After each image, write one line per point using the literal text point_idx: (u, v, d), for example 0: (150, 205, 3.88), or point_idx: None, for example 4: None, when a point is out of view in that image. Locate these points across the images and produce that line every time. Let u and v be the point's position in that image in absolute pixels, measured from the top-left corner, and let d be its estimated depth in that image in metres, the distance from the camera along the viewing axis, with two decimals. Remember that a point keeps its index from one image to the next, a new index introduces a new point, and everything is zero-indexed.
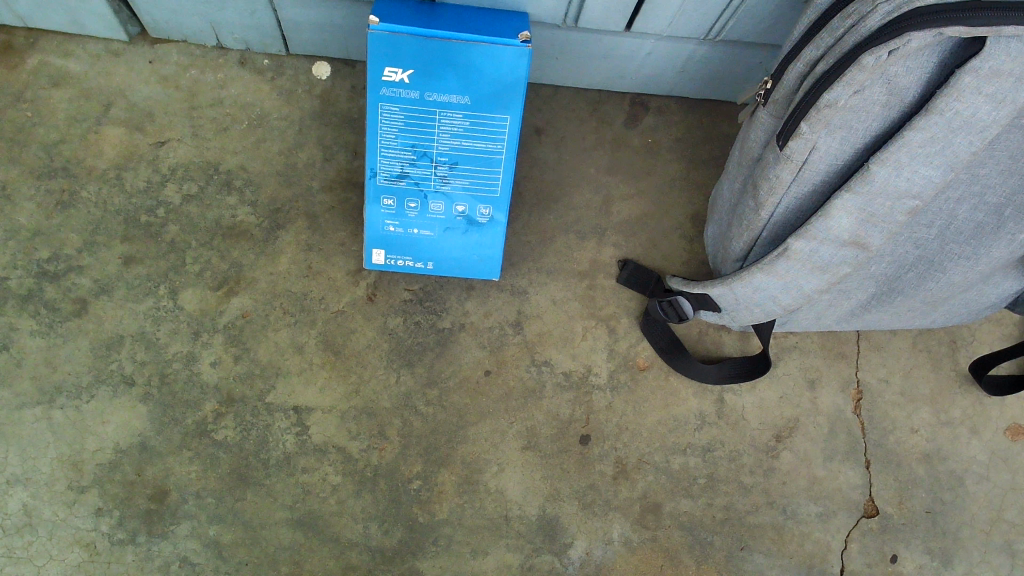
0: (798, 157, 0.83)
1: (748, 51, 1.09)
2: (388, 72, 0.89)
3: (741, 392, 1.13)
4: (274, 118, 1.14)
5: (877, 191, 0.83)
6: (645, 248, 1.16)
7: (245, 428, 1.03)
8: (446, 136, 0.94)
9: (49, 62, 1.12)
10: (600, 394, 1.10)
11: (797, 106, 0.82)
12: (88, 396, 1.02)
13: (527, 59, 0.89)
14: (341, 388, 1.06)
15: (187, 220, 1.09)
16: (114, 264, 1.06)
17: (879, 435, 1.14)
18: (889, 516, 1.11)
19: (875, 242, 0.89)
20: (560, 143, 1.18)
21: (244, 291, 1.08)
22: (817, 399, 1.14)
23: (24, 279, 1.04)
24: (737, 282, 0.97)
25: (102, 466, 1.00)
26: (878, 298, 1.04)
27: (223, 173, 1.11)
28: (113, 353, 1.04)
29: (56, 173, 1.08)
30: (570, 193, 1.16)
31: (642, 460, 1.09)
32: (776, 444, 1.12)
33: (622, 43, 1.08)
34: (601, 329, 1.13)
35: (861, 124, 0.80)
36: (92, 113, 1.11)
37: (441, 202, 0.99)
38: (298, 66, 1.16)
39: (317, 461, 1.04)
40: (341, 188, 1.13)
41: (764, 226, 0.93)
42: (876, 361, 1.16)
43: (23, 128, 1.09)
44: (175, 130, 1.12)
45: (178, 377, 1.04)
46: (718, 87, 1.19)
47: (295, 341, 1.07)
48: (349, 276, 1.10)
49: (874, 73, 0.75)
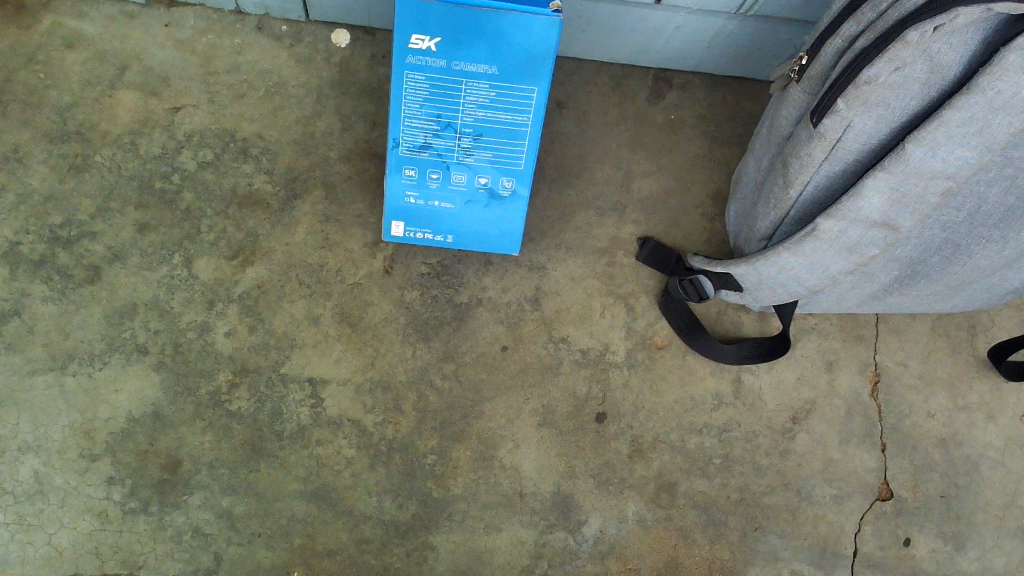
0: (832, 134, 0.81)
1: (778, 28, 1.07)
2: (415, 39, 0.87)
3: (758, 372, 1.12)
4: (292, 85, 1.12)
5: (911, 171, 0.81)
6: (666, 226, 1.15)
7: (259, 400, 1.02)
8: (471, 106, 0.93)
9: (64, 23, 1.10)
10: (617, 372, 1.10)
11: (834, 82, 0.81)
12: (101, 364, 1.01)
13: (558, 29, 0.87)
14: (357, 360, 1.05)
15: (202, 188, 1.07)
16: (128, 230, 1.05)
17: (896, 419, 1.13)
18: (903, 500, 1.11)
19: (905, 223, 0.88)
20: (582, 117, 1.16)
21: (260, 261, 1.06)
22: (834, 381, 1.14)
23: (36, 244, 1.03)
24: (762, 261, 0.96)
25: (115, 435, 0.99)
26: (901, 281, 1.03)
27: (240, 141, 1.09)
28: (126, 321, 1.02)
29: (69, 137, 1.06)
30: (591, 168, 1.15)
31: (657, 439, 1.08)
32: (793, 426, 1.11)
33: (651, 16, 1.07)
34: (619, 307, 1.12)
35: (900, 102, 0.79)
36: (106, 76, 1.09)
37: (464, 174, 0.98)
38: (318, 33, 1.14)
39: (331, 434, 1.03)
40: (360, 158, 1.11)
41: (792, 205, 0.92)
42: (895, 345, 1.16)
43: (36, 91, 1.07)
44: (191, 96, 1.10)
45: (192, 347, 1.03)
46: (745, 64, 1.17)
47: (311, 312, 1.06)
48: (366, 248, 1.08)
49: (917, 49, 0.73)
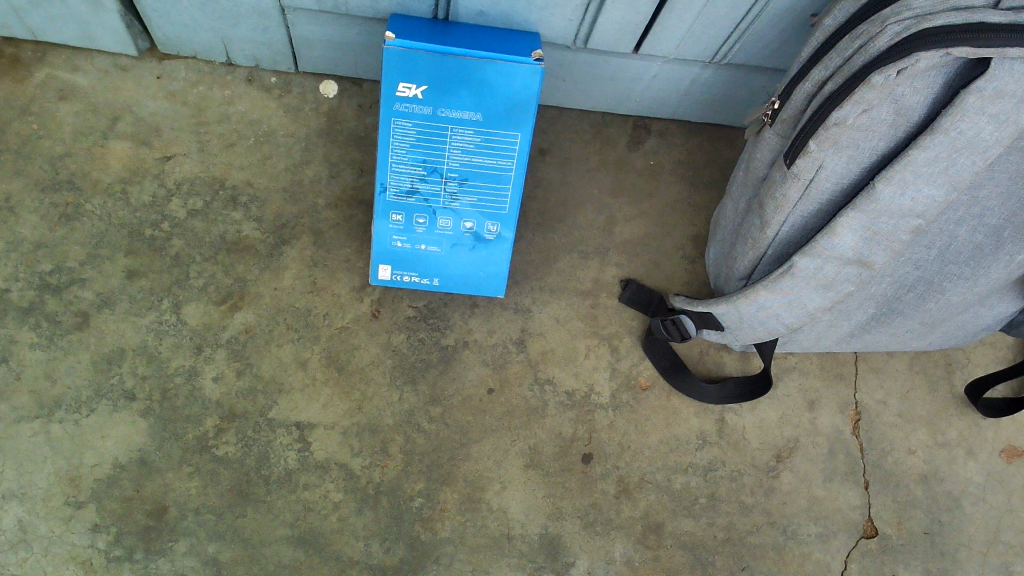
0: (805, 175, 0.84)
1: (752, 74, 1.11)
2: (402, 87, 0.90)
3: (741, 412, 1.14)
4: (281, 134, 1.15)
5: (882, 210, 0.84)
6: (647, 269, 1.18)
7: (246, 444, 1.02)
8: (457, 151, 0.96)
9: (57, 76, 1.12)
10: (602, 413, 1.11)
11: (805, 125, 0.84)
12: (88, 410, 1.01)
13: (540, 77, 0.91)
14: (344, 404, 1.06)
15: (192, 235, 1.09)
16: (118, 277, 1.06)
17: (878, 456, 1.15)
18: (888, 537, 1.12)
19: (878, 260, 0.91)
20: (564, 164, 1.19)
21: (248, 306, 1.07)
22: (817, 419, 1.15)
23: (25, 291, 1.03)
24: (742, 300, 0.98)
25: (101, 481, 0.99)
26: (877, 319, 1.05)
27: (230, 189, 1.11)
28: (114, 367, 1.03)
29: (61, 186, 1.08)
30: (574, 213, 1.18)
31: (643, 479, 1.09)
32: (777, 464, 1.13)
33: (629, 66, 1.10)
34: (603, 348, 1.13)
35: (868, 143, 0.82)
36: (98, 127, 1.11)
37: (450, 218, 1.00)
38: (306, 85, 1.18)
39: (318, 478, 1.03)
40: (347, 205, 1.14)
41: (770, 244, 0.94)
42: (874, 382, 1.18)
43: (28, 141, 1.09)
44: (181, 145, 1.12)
45: (180, 392, 1.03)
46: (720, 110, 1.21)
47: (299, 356, 1.07)
48: (354, 292, 1.10)
49: (883, 92, 0.77)
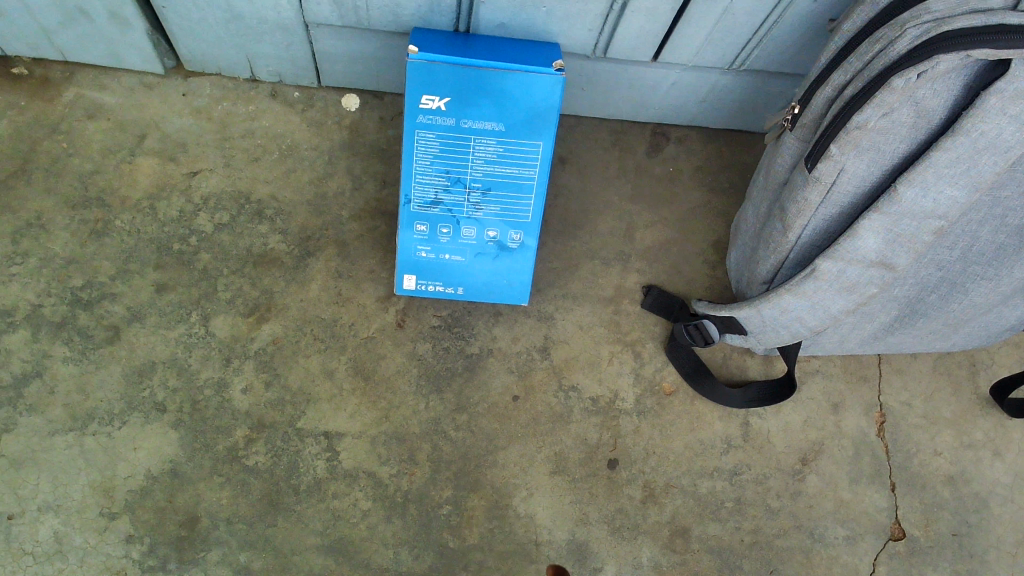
0: (826, 179, 0.85)
1: (771, 80, 1.12)
2: (425, 100, 0.92)
3: (766, 416, 1.14)
4: (304, 148, 1.17)
5: (903, 212, 0.85)
6: (669, 275, 1.18)
7: (276, 455, 1.04)
8: (479, 162, 0.97)
9: (86, 95, 1.15)
10: (627, 418, 1.11)
11: (825, 129, 0.84)
12: (120, 423, 1.02)
13: (561, 87, 0.92)
14: (371, 413, 1.07)
15: (219, 248, 1.11)
16: (147, 291, 1.08)
17: (904, 458, 1.15)
18: (916, 539, 1.12)
19: (901, 262, 0.91)
20: (584, 172, 1.20)
21: (275, 318, 1.09)
22: (841, 422, 1.15)
23: (57, 306, 1.05)
24: (765, 304, 0.99)
25: (134, 493, 1.00)
26: (900, 321, 1.06)
27: (255, 203, 1.13)
28: (144, 380, 1.04)
29: (91, 203, 1.10)
30: (595, 221, 1.19)
31: (669, 484, 1.10)
32: (802, 468, 1.13)
33: (648, 74, 1.11)
34: (627, 354, 1.14)
35: (889, 146, 0.82)
36: (126, 144, 1.13)
37: (473, 228, 1.01)
38: (328, 99, 1.20)
39: (347, 486, 1.04)
40: (371, 216, 1.15)
41: (792, 247, 0.95)
42: (898, 384, 1.18)
43: (58, 159, 1.11)
44: (208, 161, 1.14)
45: (210, 404, 1.05)
46: (739, 116, 1.22)
47: (326, 367, 1.08)
48: (379, 303, 1.11)
49: (903, 95, 0.77)
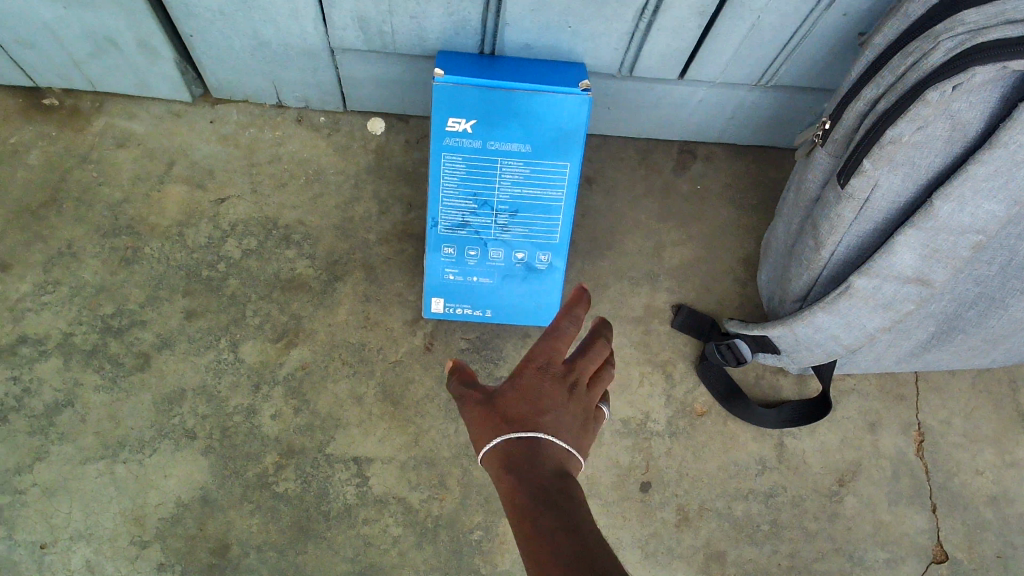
0: (860, 195, 0.84)
1: (799, 95, 1.11)
2: (451, 122, 0.91)
3: (801, 436, 1.12)
4: (331, 173, 1.17)
5: (940, 227, 0.83)
6: (698, 294, 1.17)
7: (306, 481, 1.03)
8: (507, 184, 0.96)
9: (115, 124, 1.16)
10: (659, 440, 1.10)
11: (858, 144, 0.83)
12: (151, 450, 1.02)
13: (587, 107, 0.91)
14: (400, 438, 1.06)
15: (247, 274, 1.11)
16: (177, 318, 1.08)
17: (944, 478, 1.12)
18: (958, 561, 1.09)
19: (939, 278, 0.89)
20: (611, 191, 1.20)
21: (304, 343, 1.09)
22: (879, 441, 1.13)
23: (88, 334, 1.06)
24: (798, 322, 0.97)
25: (165, 520, 1.00)
26: (938, 337, 1.03)
27: (282, 228, 1.13)
28: (174, 407, 1.04)
29: (121, 230, 1.11)
30: (622, 240, 1.18)
31: (703, 507, 1.08)
32: (840, 489, 1.10)
33: (675, 92, 1.10)
34: (657, 375, 1.13)
35: (924, 161, 0.81)
36: (155, 172, 1.14)
37: (501, 249, 1.01)
38: (354, 123, 1.20)
39: (377, 512, 1.03)
40: (398, 239, 1.15)
41: (825, 264, 0.94)
42: (937, 402, 1.16)
43: (88, 189, 1.12)
44: (235, 187, 1.15)
45: (239, 430, 1.04)
46: (767, 132, 1.21)
47: (354, 392, 1.07)
48: (407, 326, 1.11)
49: (938, 109, 0.76)
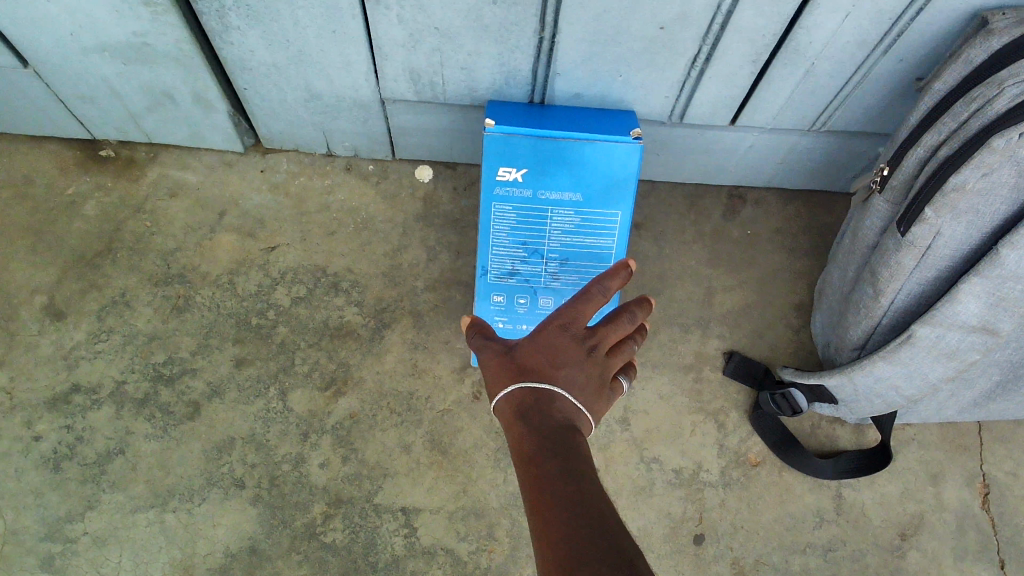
0: (921, 243, 0.82)
1: (852, 140, 1.09)
2: (502, 172, 0.91)
3: (859, 487, 1.09)
4: (379, 221, 1.17)
5: (1007, 276, 0.80)
6: (750, 340, 1.15)
7: (354, 531, 1.02)
8: (557, 232, 0.96)
9: (169, 174, 1.18)
10: (712, 492, 1.07)
11: (919, 191, 0.82)
12: (200, 499, 1.02)
13: (639, 155, 0.90)
14: (449, 488, 1.05)
15: (296, 322, 1.11)
16: (227, 365, 1.08)
17: (1012, 532, 1.08)
18: None
19: (1006, 327, 0.86)
20: (659, 237, 1.18)
21: (352, 391, 1.08)
22: (941, 494, 1.09)
23: (140, 383, 1.06)
24: (857, 372, 0.95)
25: (213, 571, 1.00)
26: (1003, 386, 0.98)
27: (331, 276, 1.14)
28: (224, 456, 1.04)
29: (173, 279, 1.12)
30: (672, 286, 1.16)
31: (759, 561, 1.05)
32: (902, 543, 1.07)
33: (725, 138, 1.09)
34: (710, 424, 1.10)
35: (990, 208, 0.78)
36: (207, 221, 1.16)
37: (552, 297, 1.00)
38: (402, 171, 1.21)
39: (426, 564, 1.01)
40: (446, 286, 1.14)
41: (884, 313, 0.91)
42: (1001, 453, 1.11)
43: (142, 238, 1.14)
44: (285, 235, 1.15)
45: (288, 479, 1.04)
46: (818, 177, 1.19)
47: (402, 441, 1.06)
48: (455, 374, 1.10)
49: (1004, 155, 0.73)
